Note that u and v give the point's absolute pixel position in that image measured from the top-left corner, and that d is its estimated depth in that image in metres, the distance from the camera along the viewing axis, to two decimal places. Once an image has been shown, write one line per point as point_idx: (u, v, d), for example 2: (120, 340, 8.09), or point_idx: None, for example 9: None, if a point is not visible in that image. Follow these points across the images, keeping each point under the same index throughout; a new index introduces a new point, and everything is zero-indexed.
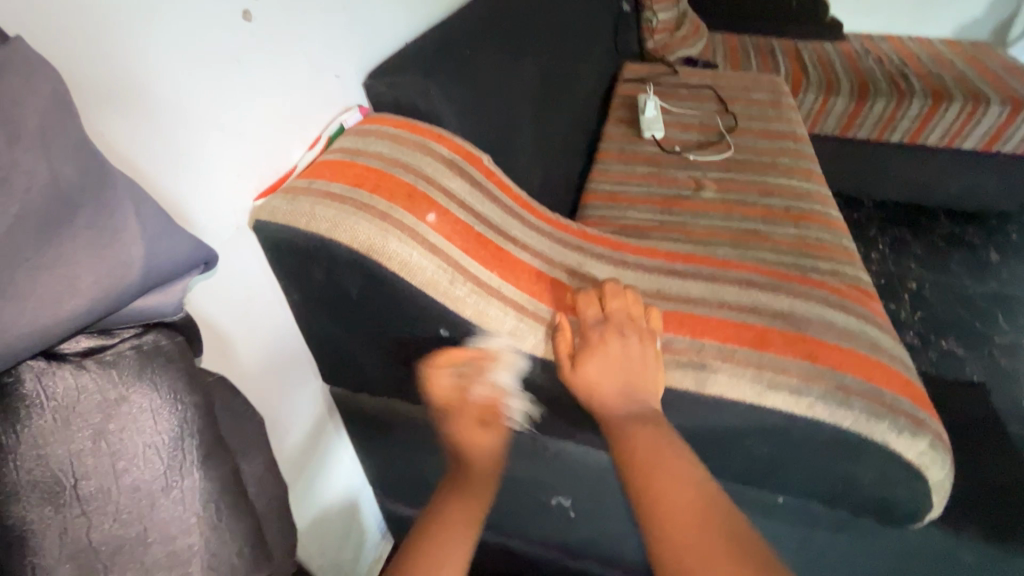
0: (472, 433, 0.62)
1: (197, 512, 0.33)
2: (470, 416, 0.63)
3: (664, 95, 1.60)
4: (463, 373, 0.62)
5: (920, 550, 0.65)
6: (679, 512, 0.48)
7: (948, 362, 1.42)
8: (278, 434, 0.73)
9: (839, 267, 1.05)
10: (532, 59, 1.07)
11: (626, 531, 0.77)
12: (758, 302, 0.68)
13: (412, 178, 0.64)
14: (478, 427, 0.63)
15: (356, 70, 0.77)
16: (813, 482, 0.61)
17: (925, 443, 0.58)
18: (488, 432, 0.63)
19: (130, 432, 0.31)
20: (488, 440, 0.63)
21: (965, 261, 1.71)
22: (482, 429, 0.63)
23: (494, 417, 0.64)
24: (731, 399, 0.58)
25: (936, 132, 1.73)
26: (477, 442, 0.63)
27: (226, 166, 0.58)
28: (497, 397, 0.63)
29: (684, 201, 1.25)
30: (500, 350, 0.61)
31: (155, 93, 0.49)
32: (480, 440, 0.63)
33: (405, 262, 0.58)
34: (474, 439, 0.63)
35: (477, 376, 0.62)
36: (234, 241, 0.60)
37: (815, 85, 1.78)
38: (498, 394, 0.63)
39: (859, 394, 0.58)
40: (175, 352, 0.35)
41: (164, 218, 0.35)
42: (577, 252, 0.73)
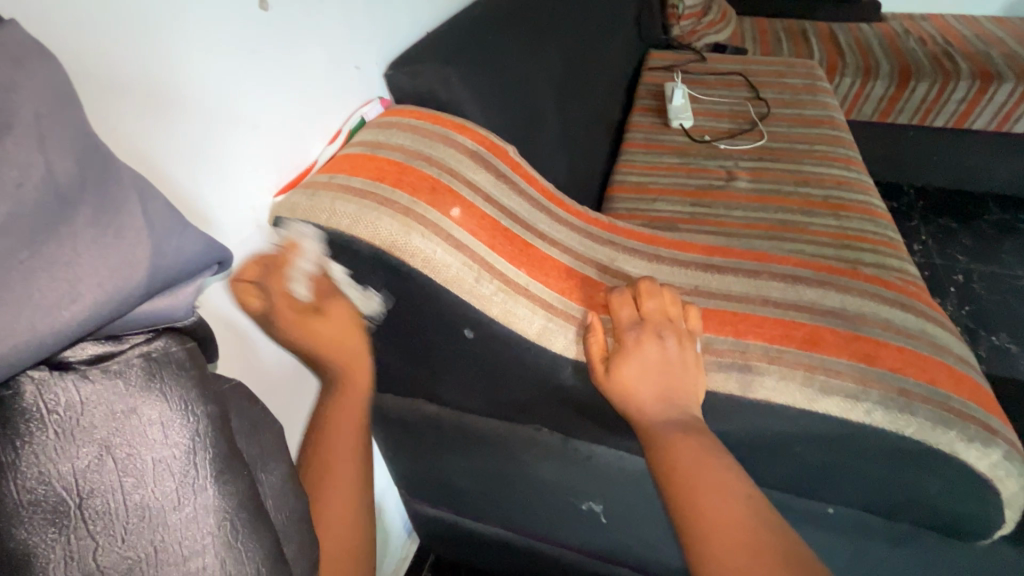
0: (306, 325, 0.55)
1: (212, 531, 0.31)
2: (300, 308, 0.55)
3: (692, 83, 1.54)
4: (264, 272, 0.54)
5: (988, 568, 0.60)
6: (723, 530, 0.44)
7: (1000, 359, 1.34)
8: (302, 438, 0.71)
9: (885, 259, 0.99)
10: (555, 47, 1.03)
11: (660, 538, 0.74)
12: (806, 299, 0.63)
13: (435, 171, 0.61)
14: (315, 318, 0.55)
15: (377, 61, 0.75)
16: (870, 493, 0.57)
17: (997, 454, 0.53)
18: (333, 321, 0.57)
19: (138, 446, 0.29)
20: (331, 329, 0.56)
21: (1018, 251, 1.61)
22: (332, 320, 0.56)
23: (332, 307, 0.57)
24: (780, 405, 0.54)
25: (984, 115, 1.62)
26: (317, 333, 0.55)
27: (245, 163, 0.56)
28: (324, 283, 0.57)
29: (716, 191, 1.20)
30: (291, 236, 0.57)
31: (167, 87, 0.47)
32: (328, 329, 0.56)
33: (428, 259, 0.55)
34: (321, 329, 0.56)
35: (279, 270, 0.55)
36: (253, 239, 0.58)
37: (852, 68, 1.69)
38: (322, 283, 0.57)
39: (923, 400, 0.53)
40: (185, 359, 0.33)
41: (175, 215, 0.33)
42: (607, 246, 0.69)
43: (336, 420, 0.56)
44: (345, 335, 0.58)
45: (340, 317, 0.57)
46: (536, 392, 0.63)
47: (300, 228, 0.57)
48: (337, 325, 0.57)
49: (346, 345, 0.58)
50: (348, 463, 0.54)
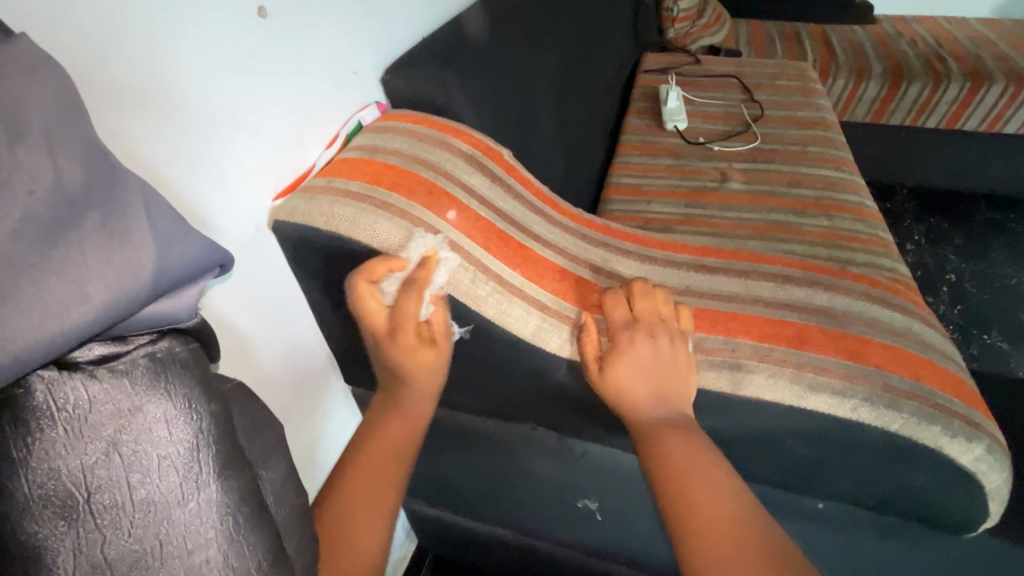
0: (416, 348, 0.55)
1: (215, 525, 0.32)
2: (416, 330, 0.55)
3: (686, 85, 1.56)
4: (394, 281, 0.54)
5: (975, 560, 0.61)
6: (714, 525, 0.45)
7: (991, 357, 1.36)
8: (300, 439, 0.72)
9: (876, 258, 1.00)
10: (550, 51, 1.05)
11: (655, 534, 0.75)
12: (795, 298, 0.64)
13: (431, 174, 0.62)
14: (420, 346, 0.56)
15: (373, 66, 0.76)
16: (859, 488, 0.58)
17: (981, 447, 0.54)
18: (434, 355, 0.57)
19: (144, 443, 0.30)
20: (435, 362, 0.57)
21: (1008, 250, 1.63)
22: (433, 353, 0.57)
23: (436, 335, 0.57)
24: (769, 401, 0.55)
25: (975, 116, 1.64)
26: (421, 360, 0.56)
27: (244, 167, 0.57)
28: (439, 314, 0.57)
29: (710, 193, 1.21)
30: (428, 250, 0.56)
31: (169, 94, 0.48)
32: (423, 362, 0.57)
33: (426, 261, 0.56)
34: (416, 360, 0.56)
35: (403, 285, 0.54)
36: (252, 242, 0.59)
37: (844, 70, 1.70)
38: (436, 309, 0.57)
39: (909, 396, 0.55)
40: (189, 359, 0.34)
41: (178, 219, 0.34)
42: (601, 247, 0.71)
43: (380, 434, 0.58)
44: (431, 370, 0.58)
45: (438, 351, 0.58)
46: (532, 391, 0.64)
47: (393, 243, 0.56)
48: (437, 357, 0.58)
49: (434, 377, 0.59)
50: (377, 477, 0.55)
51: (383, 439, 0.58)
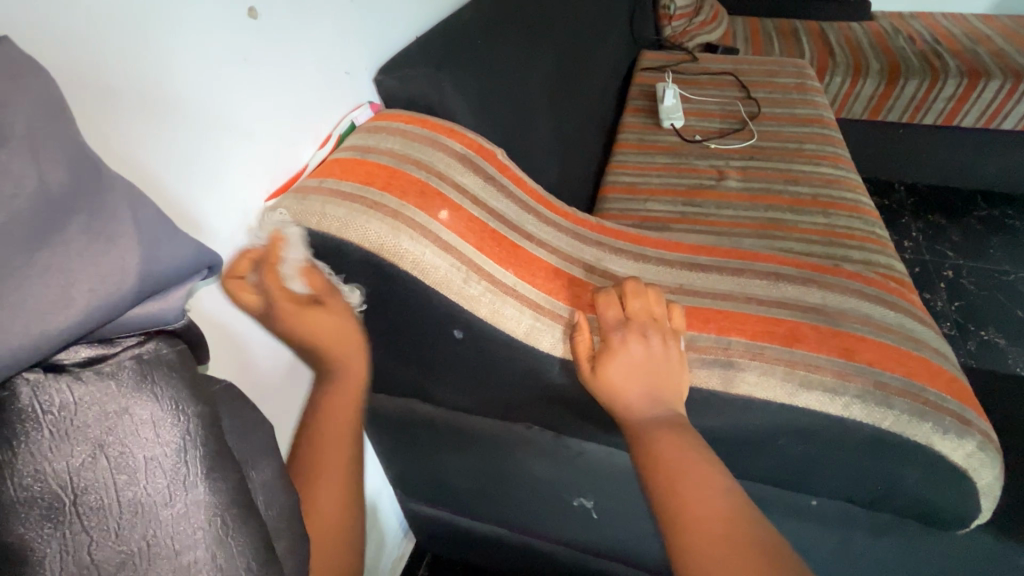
0: (307, 316, 0.55)
1: (202, 526, 0.32)
2: (296, 301, 0.55)
3: (683, 83, 1.56)
4: (255, 267, 0.55)
5: (968, 557, 0.61)
6: (703, 522, 0.46)
7: (988, 353, 1.36)
8: (294, 441, 0.72)
9: (871, 256, 1.00)
10: (545, 49, 1.04)
11: (651, 533, 0.75)
12: (788, 296, 0.64)
13: (423, 174, 0.62)
14: (309, 313, 0.55)
15: (366, 66, 0.76)
16: (851, 485, 0.58)
17: (972, 444, 0.54)
18: (330, 314, 0.57)
19: (130, 444, 0.31)
20: (329, 324, 0.57)
21: (1005, 247, 1.63)
22: (326, 314, 0.57)
23: (327, 301, 0.57)
24: (761, 399, 0.55)
25: (972, 113, 1.64)
26: (314, 327, 0.56)
27: (236, 169, 0.57)
28: (316, 277, 0.57)
29: (706, 190, 1.21)
30: (276, 232, 0.57)
31: (158, 96, 0.48)
32: (325, 325, 0.56)
33: (417, 261, 0.56)
34: (314, 326, 0.56)
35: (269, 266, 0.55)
36: (244, 243, 0.59)
37: (841, 67, 1.70)
38: (313, 276, 0.57)
39: (900, 393, 0.55)
40: (175, 360, 0.34)
41: (166, 222, 0.34)
42: (595, 246, 0.71)
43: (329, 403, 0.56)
44: (340, 331, 0.58)
45: (336, 313, 0.58)
46: (526, 390, 0.65)
47: (276, 216, 0.58)
48: (336, 317, 0.57)
49: (345, 340, 0.58)
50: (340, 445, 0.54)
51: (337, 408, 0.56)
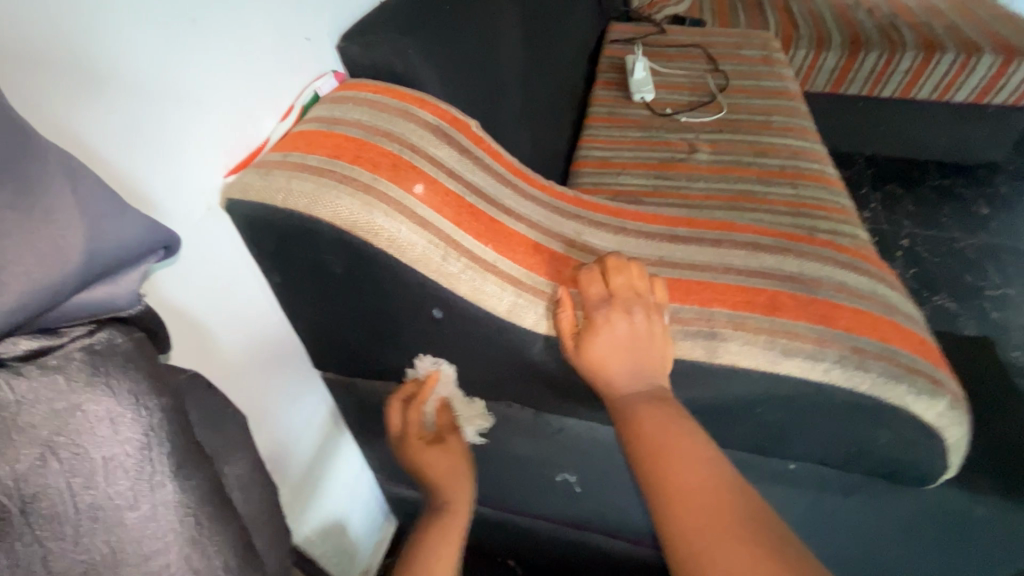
0: (428, 451, 0.69)
1: (173, 528, 0.30)
2: (425, 439, 0.70)
3: (652, 56, 1.54)
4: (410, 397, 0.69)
5: (936, 511, 0.63)
6: (691, 493, 0.46)
7: (942, 316, 1.42)
8: (267, 430, 0.69)
9: (839, 226, 1.02)
10: (514, 18, 1.01)
11: (633, 504, 0.76)
12: (766, 265, 0.65)
13: (396, 147, 0.59)
14: (437, 446, 0.70)
15: (328, 32, 0.71)
16: (828, 448, 0.60)
17: (943, 404, 0.56)
18: (449, 453, 0.71)
19: (85, 444, 0.29)
20: (445, 462, 0.70)
21: (958, 215, 1.69)
22: (447, 451, 0.70)
23: (448, 438, 0.71)
24: (744, 368, 0.55)
25: (927, 86, 1.70)
26: (433, 462, 0.69)
27: (190, 143, 0.53)
28: (446, 418, 0.71)
29: (678, 164, 1.21)
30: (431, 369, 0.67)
31: (99, 61, 0.43)
32: (444, 462, 0.70)
33: (393, 239, 0.53)
34: (439, 458, 0.69)
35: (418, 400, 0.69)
36: (203, 224, 0.55)
37: (805, 40, 1.72)
38: (444, 415, 0.71)
39: (877, 356, 0.56)
40: (132, 350, 0.32)
41: (110, 198, 0.33)
42: (574, 220, 0.69)
43: (439, 557, 0.61)
44: (454, 469, 0.70)
45: (451, 450, 0.71)
46: (508, 369, 0.63)
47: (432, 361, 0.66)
48: (452, 452, 0.71)
49: (456, 477, 0.70)
50: (453, 547, 0.63)
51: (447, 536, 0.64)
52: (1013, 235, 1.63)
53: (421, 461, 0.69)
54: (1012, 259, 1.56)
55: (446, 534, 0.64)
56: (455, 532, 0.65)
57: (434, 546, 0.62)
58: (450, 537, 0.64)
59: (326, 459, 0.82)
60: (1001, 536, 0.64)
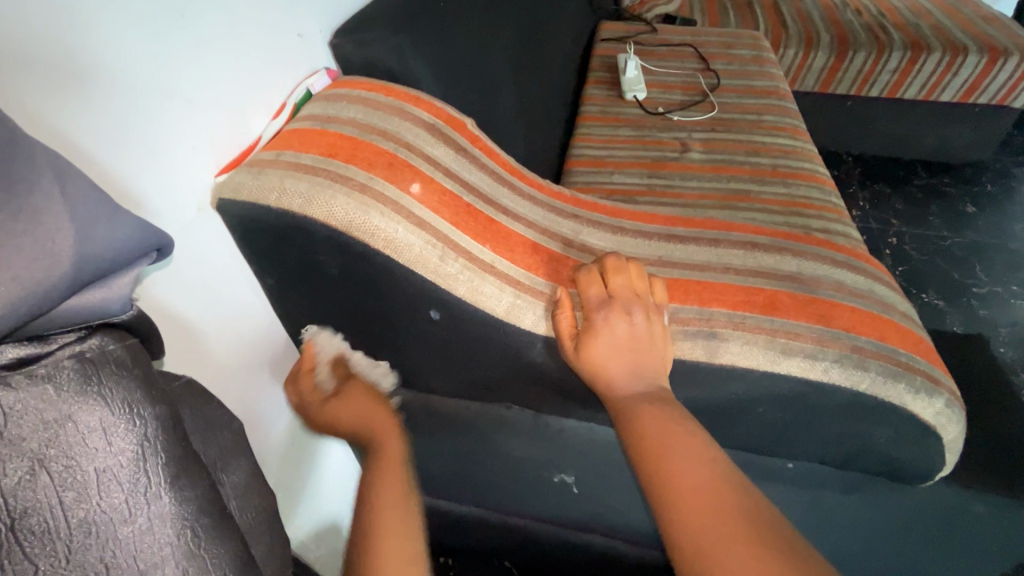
0: (330, 409, 0.63)
1: (171, 540, 0.30)
2: (325, 398, 0.63)
3: (644, 54, 1.54)
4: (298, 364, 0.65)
5: (932, 508, 0.64)
6: (694, 495, 0.45)
7: (930, 314, 1.44)
8: (261, 433, 0.68)
9: (831, 225, 1.03)
10: (507, 16, 1.00)
11: (630, 503, 0.76)
12: (764, 265, 0.64)
13: (391, 145, 0.58)
14: (336, 400, 0.63)
15: (320, 28, 0.70)
16: (827, 447, 0.60)
17: (940, 402, 0.56)
18: (357, 401, 0.64)
19: (77, 456, 0.28)
20: (348, 410, 0.63)
21: (945, 213, 1.72)
22: (351, 401, 0.63)
23: (352, 389, 0.65)
24: (744, 368, 0.55)
25: (915, 85, 1.72)
26: (336, 415, 0.63)
27: (180, 142, 0.52)
28: (342, 371, 0.65)
29: (671, 163, 1.21)
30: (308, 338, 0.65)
31: (86, 57, 0.42)
32: (348, 411, 0.63)
33: (390, 239, 0.53)
34: (342, 409, 0.63)
35: (303, 364, 0.65)
36: (194, 224, 0.54)
37: (795, 39, 1.72)
38: (340, 370, 0.65)
39: (875, 355, 0.56)
40: (126, 358, 0.31)
41: (101, 200, 0.32)
42: (571, 220, 0.69)
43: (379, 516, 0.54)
44: (366, 415, 0.63)
45: (358, 398, 0.64)
46: (506, 370, 0.63)
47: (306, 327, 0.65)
48: (361, 401, 0.64)
49: (370, 419, 0.63)
50: (399, 508, 0.55)
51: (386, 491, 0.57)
52: (998, 233, 1.66)
53: (326, 421, 0.63)
54: (997, 256, 1.59)
55: (382, 496, 0.56)
56: (394, 484, 0.58)
57: (369, 510, 0.55)
58: (388, 494, 0.56)
59: (319, 461, 0.81)
60: (993, 532, 0.65)
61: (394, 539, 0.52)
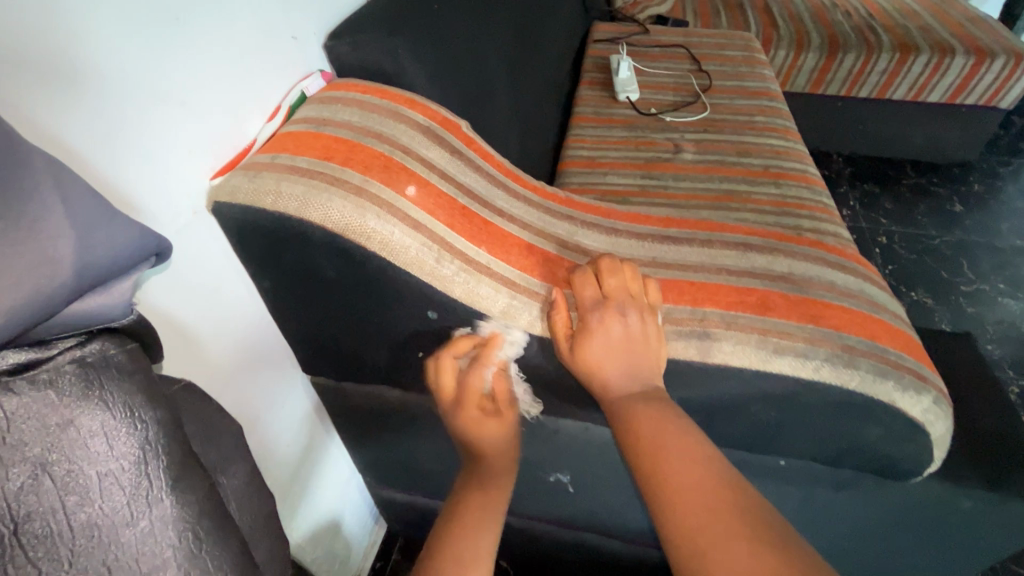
0: (477, 420, 0.62)
1: (172, 543, 0.30)
2: (480, 406, 0.62)
3: (637, 55, 1.55)
4: (472, 358, 0.60)
5: (921, 503, 0.65)
6: (690, 494, 0.46)
7: (919, 312, 1.46)
8: (258, 435, 0.68)
9: (821, 225, 1.04)
10: (502, 17, 1.00)
11: (626, 502, 0.76)
12: (756, 265, 0.65)
13: (387, 148, 0.58)
14: (488, 416, 0.63)
15: (314, 30, 0.70)
16: (818, 444, 0.61)
17: (928, 399, 0.57)
18: (497, 422, 0.63)
19: (78, 461, 0.28)
20: (492, 426, 0.63)
21: (933, 213, 1.74)
22: (492, 420, 0.63)
23: (503, 406, 0.64)
24: (737, 367, 0.56)
25: (903, 86, 1.74)
26: (484, 429, 0.62)
27: (176, 146, 0.52)
28: (504, 386, 0.63)
29: (664, 163, 1.22)
30: (491, 332, 0.58)
31: (82, 63, 0.42)
32: (484, 428, 0.62)
33: (386, 241, 0.53)
34: (490, 428, 0.62)
35: (479, 363, 0.59)
36: (190, 228, 0.54)
37: (786, 40, 1.74)
38: (502, 380, 0.62)
39: (865, 354, 0.57)
40: (125, 362, 0.31)
41: (99, 205, 0.32)
42: (566, 221, 0.69)
43: (467, 530, 0.53)
44: (501, 443, 0.63)
45: (507, 419, 0.64)
46: (502, 371, 0.63)
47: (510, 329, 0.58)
48: (502, 424, 0.63)
49: (499, 440, 0.63)
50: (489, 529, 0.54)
51: (481, 504, 0.56)
52: (985, 231, 1.69)
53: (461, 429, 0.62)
54: (984, 255, 1.61)
55: (474, 511, 0.55)
56: (491, 506, 0.57)
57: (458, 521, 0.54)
58: (482, 511, 0.55)
59: (316, 463, 0.81)
60: (980, 526, 0.66)
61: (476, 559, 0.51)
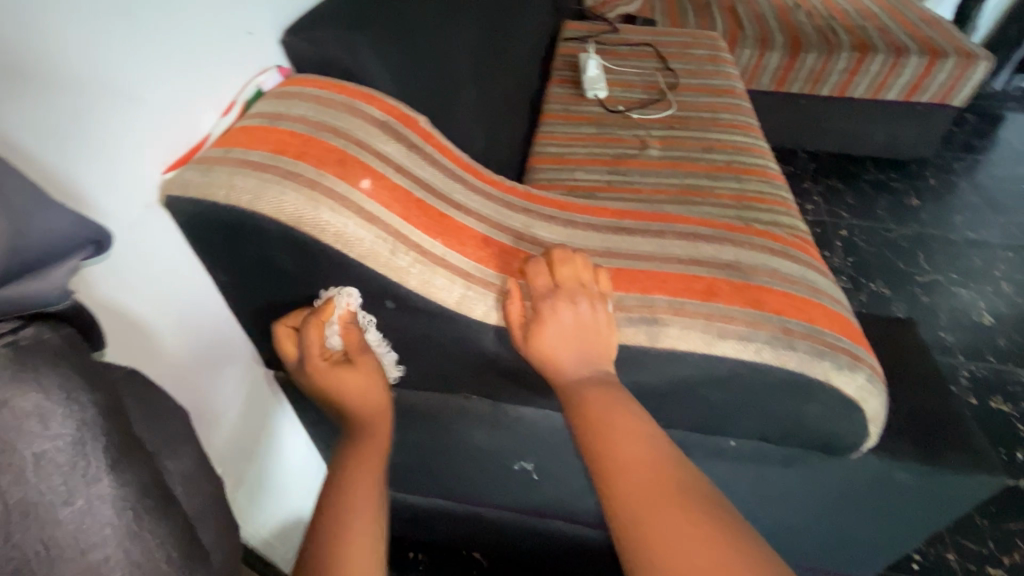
0: (332, 376, 0.59)
1: (111, 522, 0.31)
2: (328, 359, 0.59)
3: (605, 54, 1.58)
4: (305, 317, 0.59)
5: (862, 479, 0.69)
6: (633, 466, 0.49)
7: (877, 302, 1.52)
8: (215, 432, 0.67)
9: (777, 218, 1.08)
10: (466, 13, 1.01)
11: (588, 488, 0.79)
12: (705, 254, 0.68)
13: (342, 142, 0.59)
14: (341, 370, 0.59)
15: (272, 26, 0.70)
16: (763, 423, 0.64)
17: (863, 377, 0.61)
18: (361, 375, 0.60)
19: (14, 440, 0.29)
20: (357, 382, 0.60)
21: (890, 207, 1.81)
22: (356, 373, 0.60)
23: (359, 359, 0.61)
24: (683, 351, 0.58)
25: (862, 84, 1.80)
26: (346, 383, 0.59)
27: (127, 138, 0.52)
28: (353, 336, 0.60)
29: (629, 159, 1.25)
30: (326, 293, 0.58)
31: (26, 55, 0.42)
32: (352, 383, 0.60)
33: (340, 234, 0.54)
34: (349, 382, 0.59)
35: (313, 322, 0.58)
36: (141, 222, 0.54)
37: (750, 40, 1.79)
38: (351, 334, 0.60)
39: (803, 336, 0.60)
40: (62, 345, 0.32)
41: (35, 191, 0.33)
42: (523, 214, 0.71)
43: (350, 493, 0.52)
44: (366, 393, 0.60)
45: (366, 370, 0.61)
46: (460, 360, 0.65)
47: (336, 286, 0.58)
48: (360, 376, 0.60)
49: (370, 395, 0.61)
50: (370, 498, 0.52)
51: (364, 475, 0.54)
52: (938, 224, 1.76)
53: (320, 386, 0.59)
54: (938, 247, 1.69)
55: (359, 473, 0.54)
56: (368, 462, 0.56)
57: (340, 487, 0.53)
58: (364, 474, 0.54)
59: (278, 458, 0.81)
60: (918, 499, 0.70)
61: (360, 523, 0.50)
